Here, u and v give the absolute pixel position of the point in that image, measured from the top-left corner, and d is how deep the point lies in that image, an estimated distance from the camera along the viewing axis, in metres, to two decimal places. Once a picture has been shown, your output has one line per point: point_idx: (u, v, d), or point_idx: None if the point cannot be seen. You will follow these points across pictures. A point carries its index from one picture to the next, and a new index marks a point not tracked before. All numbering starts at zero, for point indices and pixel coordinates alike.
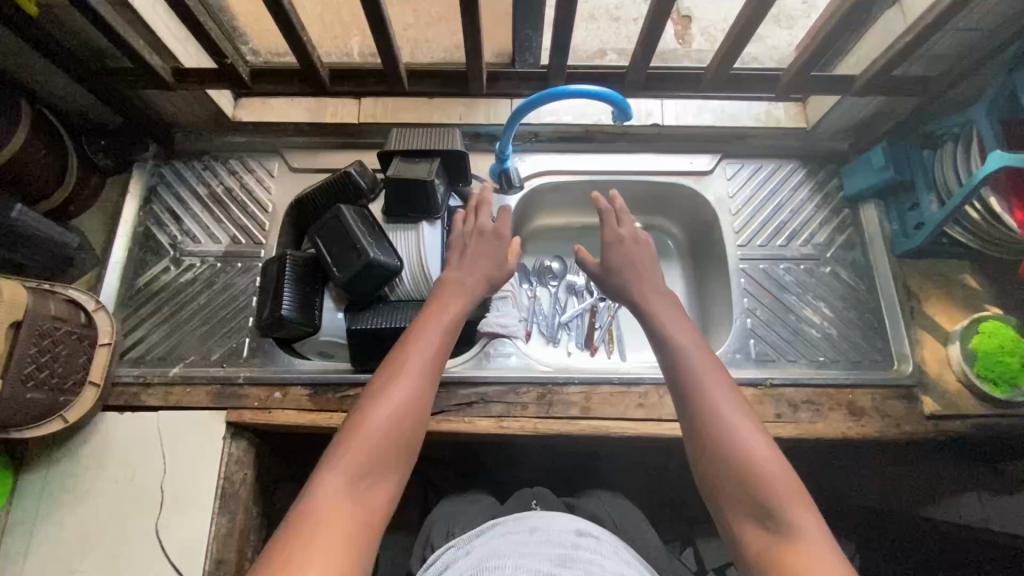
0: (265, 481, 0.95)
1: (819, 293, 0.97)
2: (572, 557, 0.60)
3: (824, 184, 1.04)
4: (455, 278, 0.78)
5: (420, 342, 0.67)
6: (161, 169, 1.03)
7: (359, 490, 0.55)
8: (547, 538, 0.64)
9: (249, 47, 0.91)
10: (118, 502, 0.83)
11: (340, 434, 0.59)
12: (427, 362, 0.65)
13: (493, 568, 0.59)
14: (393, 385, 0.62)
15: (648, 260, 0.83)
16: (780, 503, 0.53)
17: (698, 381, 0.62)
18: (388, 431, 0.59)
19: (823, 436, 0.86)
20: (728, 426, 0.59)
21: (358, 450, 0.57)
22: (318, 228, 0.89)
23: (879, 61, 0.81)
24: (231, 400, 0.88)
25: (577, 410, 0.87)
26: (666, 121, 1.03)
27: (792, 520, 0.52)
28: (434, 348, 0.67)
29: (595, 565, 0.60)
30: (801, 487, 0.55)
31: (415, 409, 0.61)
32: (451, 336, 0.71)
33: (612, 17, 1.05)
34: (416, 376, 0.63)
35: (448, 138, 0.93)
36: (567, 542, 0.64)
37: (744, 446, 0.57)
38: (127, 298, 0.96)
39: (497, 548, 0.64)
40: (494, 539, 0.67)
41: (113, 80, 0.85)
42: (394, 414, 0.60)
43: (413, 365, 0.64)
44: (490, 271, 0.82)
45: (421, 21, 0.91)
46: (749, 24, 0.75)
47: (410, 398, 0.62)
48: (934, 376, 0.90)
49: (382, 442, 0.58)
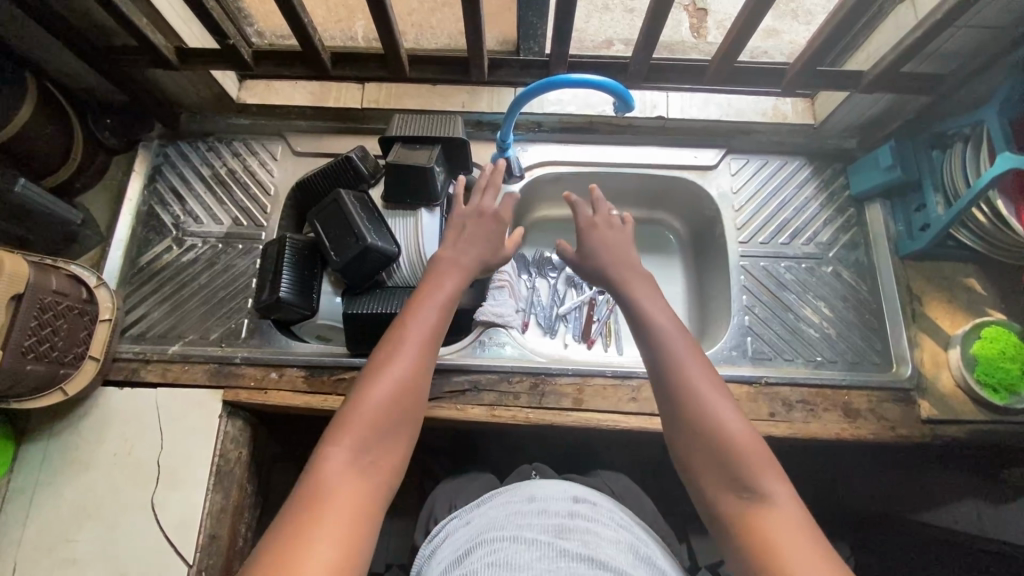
0: (260, 460, 0.97)
1: (819, 293, 0.96)
2: (568, 527, 0.60)
3: (831, 183, 1.03)
4: (448, 256, 0.74)
5: (417, 318, 0.63)
6: (166, 150, 1.04)
7: (361, 468, 0.53)
8: (544, 507, 0.64)
9: (254, 28, 0.91)
10: (114, 476, 0.85)
11: (336, 415, 0.56)
12: (426, 340, 0.62)
13: (492, 541, 0.59)
14: (391, 362, 0.59)
15: (625, 242, 0.80)
16: (753, 474, 0.54)
17: (682, 365, 0.61)
18: (389, 411, 0.57)
19: (816, 437, 0.85)
20: (706, 409, 0.58)
21: (358, 431, 0.55)
22: (318, 212, 0.90)
23: (888, 57, 0.79)
24: (228, 378, 0.90)
25: (569, 402, 0.87)
26: (671, 114, 1.02)
27: (765, 488, 0.53)
28: (432, 323, 0.64)
29: (592, 534, 0.60)
30: (770, 454, 0.55)
31: (416, 387, 0.59)
32: (449, 309, 0.67)
33: (626, 8, 1.05)
34: (415, 356, 0.60)
35: (450, 125, 0.93)
36: (564, 510, 0.64)
37: (720, 424, 0.57)
38: (130, 275, 0.97)
39: (497, 518, 0.64)
40: (493, 508, 0.68)
41: (118, 59, 0.86)
42: (396, 393, 0.57)
43: (412, 341, 0.61)
44: (484, 255, 0.77)
45: (426, 6, 0.92)
46: (756, 11, 0.73)
47: (412, 377, 0.59)
48: (933, 381, 0.89)
49: (383, 421, 0.56)
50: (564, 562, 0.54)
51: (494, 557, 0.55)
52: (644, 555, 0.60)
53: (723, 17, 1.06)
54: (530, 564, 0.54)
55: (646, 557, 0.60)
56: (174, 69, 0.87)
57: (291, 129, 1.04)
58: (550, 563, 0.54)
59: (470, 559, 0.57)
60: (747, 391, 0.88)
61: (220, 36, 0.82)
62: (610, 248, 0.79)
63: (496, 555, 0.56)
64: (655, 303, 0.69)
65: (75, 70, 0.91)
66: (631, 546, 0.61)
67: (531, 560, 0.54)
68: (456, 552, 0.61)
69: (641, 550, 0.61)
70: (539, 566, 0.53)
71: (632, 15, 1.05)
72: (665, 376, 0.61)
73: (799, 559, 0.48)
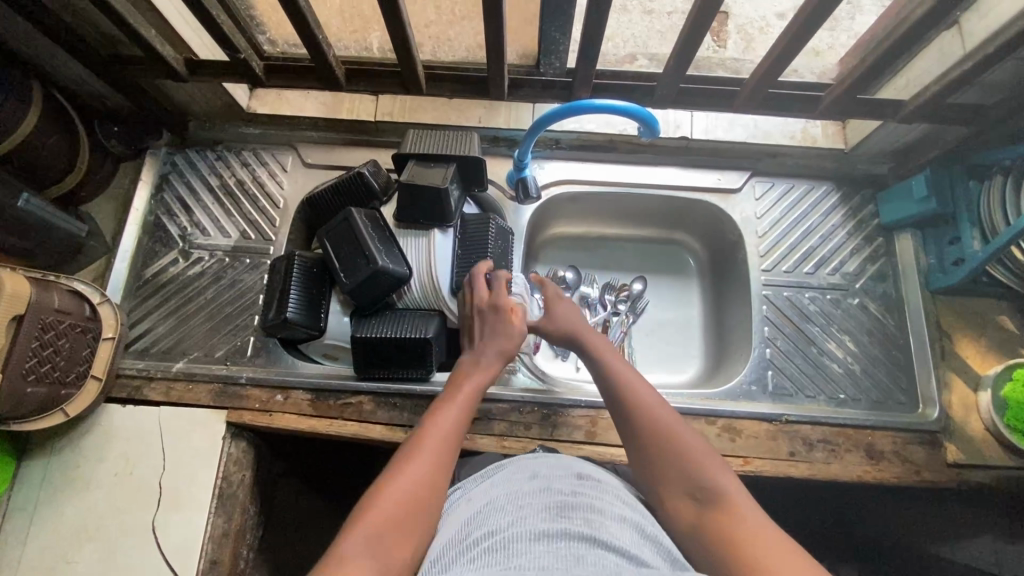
0: (264, 479, 0.95)
1: (844, 327, 0.93)
2: (570, 505, 0.53)
3: (859, 210, 0.98)
4: (469, 361, 0.75)
5: (440, 415, 0.64)
6: (174, 158, 1.01)
7: (376, 557, 0.50)
8: (546, 484, 0.57)
9: (266, 37, 0.85)
10: (114, 497, 0.83)
11: (356, 505, 0.55)
12: (448, 435, 0.62)
13: (489, 524, 0.52)
14: (412, 455, 0.59)
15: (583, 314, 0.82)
16: (710, 478, 0.57)
17: (632, 388, 0.66)
18: (408, 500, 0.55)
19: (837, 479, 0.82)
20: (653, 413, 0.63)
21: (378, 516, 0.53)
22: (328, 229, 0.87)
23: (933, 87, 0.75)
24: (232, 399, 0.87)
25: (582, 434, 0.85)
26: (695, 134, 0.97)
27: (721, 491, 0.55)
28: (455, 423, 0.64)
29: (596, 513, 0.53)
30: (724, 464, 0.58)
31: (435, 478, 0.58)
32: (471, 408, 0.67)
33: (645, 10, 0.90)
34: (436, 449, 0.60)
35: (465, 143, 0.89)
36: (569, 487, 0.57)
37: (677, 437, 0.60)
38: (135, 288, 0.95)
39: (496, 497, 0.57)
40: (493, 485, 0.60)
41: (125, 69, 0.83)
42: (415, 482, 0.56)
43: (432, 438, 0.61)
44: (502, 347, 0.76)
45: (443, 19, 0.85)
46: (800, 33, 0.69)
47: (431, 471, 0.58)
48: (961, 424, 0.86)
49: (404, 511, 0.54)
50: (564, 543, 0.48)
51: (489, 542, 0.49)
52: (653, 535, 0.54)
53: (761, 24, 0.87)
54: (528, 547, 0.47)
55: (653, 536, 0.53)
56: (182, 81, 0.84)
57: (303, 140, 1.01)
58: (548, 543, 0.48)
59: (465, 541, 0.51)
60: (766, 429, 0.85)
61: (230, 49, 0.78)
62: (566, 307, 0.81)
63: (491, 539, 0.49)
64: (598, 339, 0.74)
65: (83, 77, 0.89)
66: (636, 522, 0.54)
67: (529, 542, 0.48)
68: (452, 532, 0.55)
69: (649, 528, 0.54)
70: (537, 548, 0.47)
71: (651, 17, 0.90)
72: (624, 408, 0.65)
73: (766, 547, 0.49)
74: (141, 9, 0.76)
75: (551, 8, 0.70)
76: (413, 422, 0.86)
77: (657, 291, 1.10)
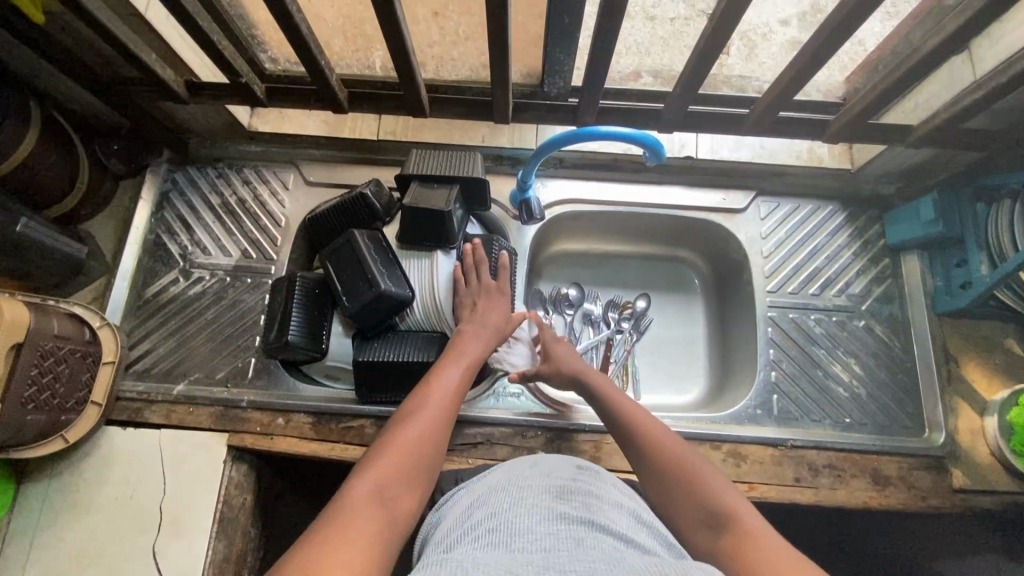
0: (265, 499, 0.94)
1: (850, 349, 0.92)
2: (570, 490, 0.53)
3: (865, 230, 0.98)
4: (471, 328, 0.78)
5: (439, 378, 0.67)
6: (174, 175, 1.01)
7: (382, 500, 0.52)
8: (547, 472, 0.57)
9: (268, 55, 0.83)
10: (116, 520, 0.82)
11: (362, 458, 0.57)
12: (449, 398, 0.65)
13: (491, 505, 0.51)
14: (414, 413, 0.61)
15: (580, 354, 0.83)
16: (724, 506, 0.55)
17: (643, 426, 0.66)
18: (411, 452, 0.57)
19: (843, 505, 0.82)
20: (665, 447, 0.62)
21: (386, 467, 0.55)
22: (330, 251, 0.86)
23: (943, 115, 0.74)
24: (233, 423, 0.87)
25: (586, 458, 0.84)
26: (700, 154, 0.98)
27: (736, 517, 0.53)
28: (454, 387, 0.67)
29: (595, 499, 0.52)
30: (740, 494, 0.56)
31: (434, 434, 0.60)
32: (470, 377, 0.71)
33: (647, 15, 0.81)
34: (437, 409, 0.63)
35: (469, 164, 0.88)
36: (567, 474, 0.56)
37: (690, 467, 0.59)
38: (135, 308, 0.94)
39: (497, 482, 0.56)
40: (494, 472, 0.60)
41: (125, 90, 0.82)
42: (416, 438, 0.59)
43: (433, 399, 0.64)
44: (500, 323, 0.81)
45: (446, 40, 0.83)
46: (813, 60, 0.67)
47: (431, 427, 0.61)
48: (968, 450, 0.85)
49: (406, 461, 0.56)
50: (565, 525, 0.47)
51: (491, 522, 0.48)
52: (649, 522, 0.53)
53: (763, 31, 0.79)
54: (530, 528, 0.47)
55: (649, 522, 0.52)
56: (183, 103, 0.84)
57: (305, 157, 1.01)
58: (550, 524, 0.47)
59: (467, 521, 0.50)
60: (771, 454, 0.85)
61: (232, 74, 0.78)
62: (568, 351, 0.82)
63: (493, 519, 0.49)
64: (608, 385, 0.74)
65: (82, 97, 0.88)
66: (632, 509, 0.53)
67: (531, 523, 0.47)
68: (454, 516, 0.54)
69: (647, 516, 0.53)
70: (539, 529, 0.46)
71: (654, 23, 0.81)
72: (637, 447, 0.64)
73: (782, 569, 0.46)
74: (141, 32, 0.75)
75: (557, 34, 0.68)
76: None
77: (661, 308, 1.08)
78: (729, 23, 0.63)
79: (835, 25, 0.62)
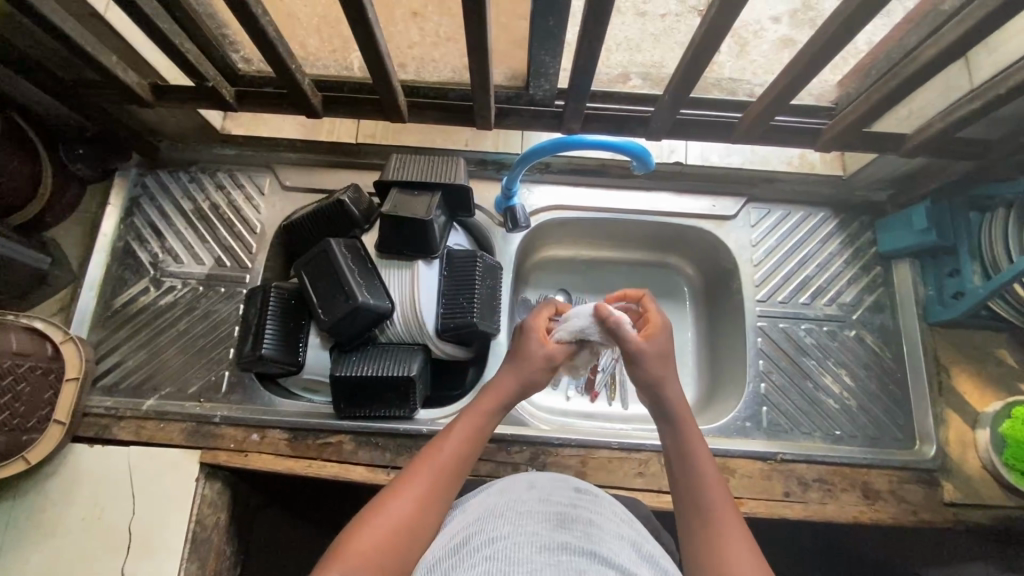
0: (242, 515, 0.91)
1: (840, 359, 0.90)
2: (570, 517, 0.50)
3: (857, 236, 0.96)
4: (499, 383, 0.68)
5: (444, 443, 0.61)
6: (145, 180, 0.97)
7: None
8: (544, 495, 0.53)
9: (240, 55, 0.79)
10: (82, 544, 0.78)
11: (342, 532, 0.53)
12: (448, 470, 0.58)
13: (488, 533, 0.48)
14: (405, 484, 0.56)
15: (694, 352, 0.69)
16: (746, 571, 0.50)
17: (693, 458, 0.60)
18: (397, 533, 0.52)
19: (833, 520, 0.80)
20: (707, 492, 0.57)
21: (361, 546, 0.50)
22: (304, 261, 0.82)
23: (937, 124, 0.72)
24: (206, 439, 0.84)
25: (572, 474, 0.82)
26: (689, 159, 0.95)
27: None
28: (457, 455, 0.60)
29: (596, 528, 0.49)
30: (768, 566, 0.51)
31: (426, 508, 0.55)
32: (478, 442, 0.63)
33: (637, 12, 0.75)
34: (429, 480, 0.57)
35: (450, 170, 0.85)
36: (566, 499, 0.53)
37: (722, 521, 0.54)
38: (102, 319, 0.90)
39: (492, 505, 0.53)
40: (488, 495, 0.56)
41: (86, 93, 0.79)
42: (403, 515, 0.53)
43: (430, 466, 0.58)
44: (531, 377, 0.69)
45: (427, 41, 0.79)
46: (807, 69, 0.65)
47: (421, 505, 0.55)
48: (959, 462, 0.84)
49: (390, 543, 0.51)
50: (566, 555, 0.44)
51: (491, 550, 0.45)
52: (648, 554, 0.50)
53: (754, 28, 0.74)
54: (529, 557, 0.44)
55: (649, 554, 0.50)
56: (149, 106, 0.81)
57: (281, 162, 0.97)
58: (550, 555, 0.44)
59: (465, 549, 0.47)
60: (761, 468, 0.83)
61: (198, 78, 0.76)
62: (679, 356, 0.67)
63: (495, 545, 0.46)
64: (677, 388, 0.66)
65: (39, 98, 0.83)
66: (632, 540, 0.50)
67: (530, 552, 0.44)
68: (450, 540, 0.51)
69: (646, 548, 0.51)
70: (539, 559, 0.43)
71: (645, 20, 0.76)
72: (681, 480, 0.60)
73: None
74: (101, 34, 0.71)
75: (540, 33, 0.64)
76: (394, 463, 0.83)
77: None
78: (719, 31, 0.61)
79: (832, 33, 0.59)
